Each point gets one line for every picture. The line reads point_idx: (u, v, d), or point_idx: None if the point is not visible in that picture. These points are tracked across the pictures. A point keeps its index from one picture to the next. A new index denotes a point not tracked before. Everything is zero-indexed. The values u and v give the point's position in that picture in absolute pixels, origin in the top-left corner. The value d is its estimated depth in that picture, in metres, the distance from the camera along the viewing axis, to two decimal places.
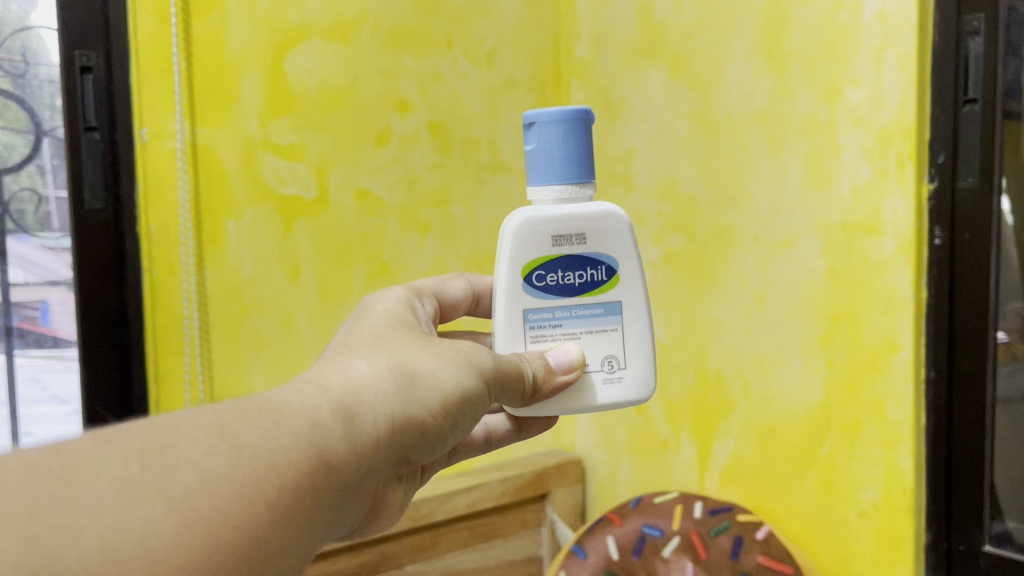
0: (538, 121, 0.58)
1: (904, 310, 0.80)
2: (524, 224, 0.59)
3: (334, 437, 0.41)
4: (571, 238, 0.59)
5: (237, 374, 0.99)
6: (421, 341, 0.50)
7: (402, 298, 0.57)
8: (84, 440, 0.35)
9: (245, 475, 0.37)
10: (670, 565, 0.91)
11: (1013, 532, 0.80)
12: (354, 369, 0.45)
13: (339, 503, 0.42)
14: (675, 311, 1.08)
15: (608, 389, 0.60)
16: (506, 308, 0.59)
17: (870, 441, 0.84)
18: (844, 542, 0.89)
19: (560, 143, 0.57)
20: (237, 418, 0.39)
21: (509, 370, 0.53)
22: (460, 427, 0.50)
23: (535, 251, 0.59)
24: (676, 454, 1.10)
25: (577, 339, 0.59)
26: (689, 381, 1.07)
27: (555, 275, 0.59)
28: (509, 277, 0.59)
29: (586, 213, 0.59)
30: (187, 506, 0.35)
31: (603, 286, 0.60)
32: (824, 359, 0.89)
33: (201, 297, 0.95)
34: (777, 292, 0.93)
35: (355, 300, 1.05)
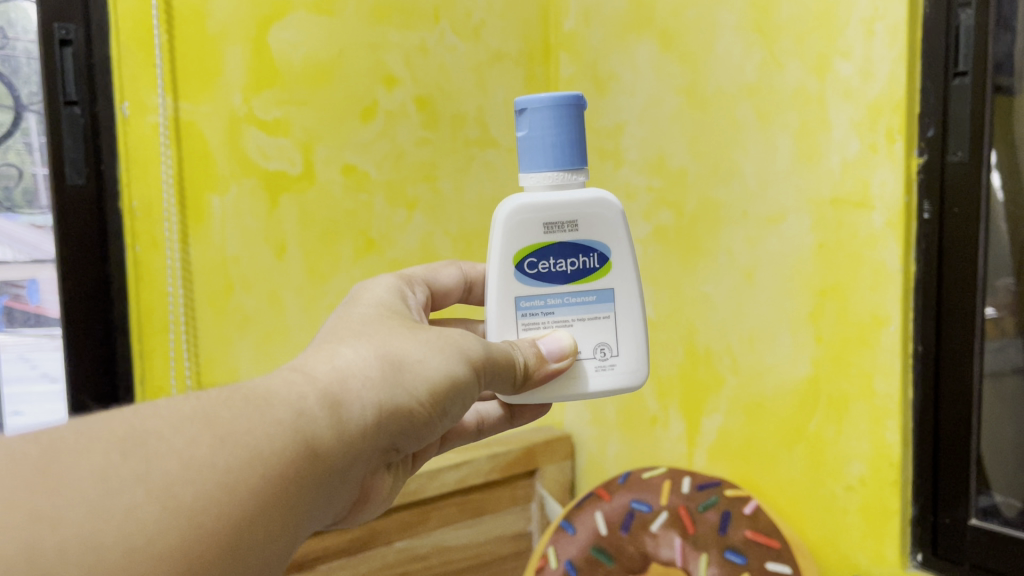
0: (529, 108, 0.57)
1: (892, 282, 0.80)
2: (516, 211, 0.58)
3: (320, 424, 0.41)
4: (563, 225, 0.58)
5: (223, 351, 0.98)
6: (410, 329, 0.49)
7: (393, 285, 0.57)
8: (64, 427, 0.35)
9: (228, 463, 0.36)
10: (659, 540, 0.91)
11: (1000, 506, 0.80)
12: (341, 357, 0.45)
13: (326, 492, 0.42)
14: (664, 288, 1.08)
15: (601, 376, 0.59)
16: (497, 295, 0.59)
17: (857, 416, 0.85)
18: (830, 515, 0.89)
19: (552, 130, 0.56)
20: (222, 406, 0.38)
21: (499, 356, 0.53)
22: (449, 415, 0.50)
23: (527, 238, 0.58)
24: (665, 430, 1.10)
25: (570, 326, 0.59)
26: (677, 357, 1.07)
27: (547, 262, 0.59)
28: (501, 265, 0.59)
29: (578, 200, 0.58)
30: (169, 495, 0.34)
31: (596, 273, 0.59)
32: (813, 335, 0.89)
33: (185, 271, 0.94)
34: (765, 268, 0.93)
35: (341, 277, 1.04)
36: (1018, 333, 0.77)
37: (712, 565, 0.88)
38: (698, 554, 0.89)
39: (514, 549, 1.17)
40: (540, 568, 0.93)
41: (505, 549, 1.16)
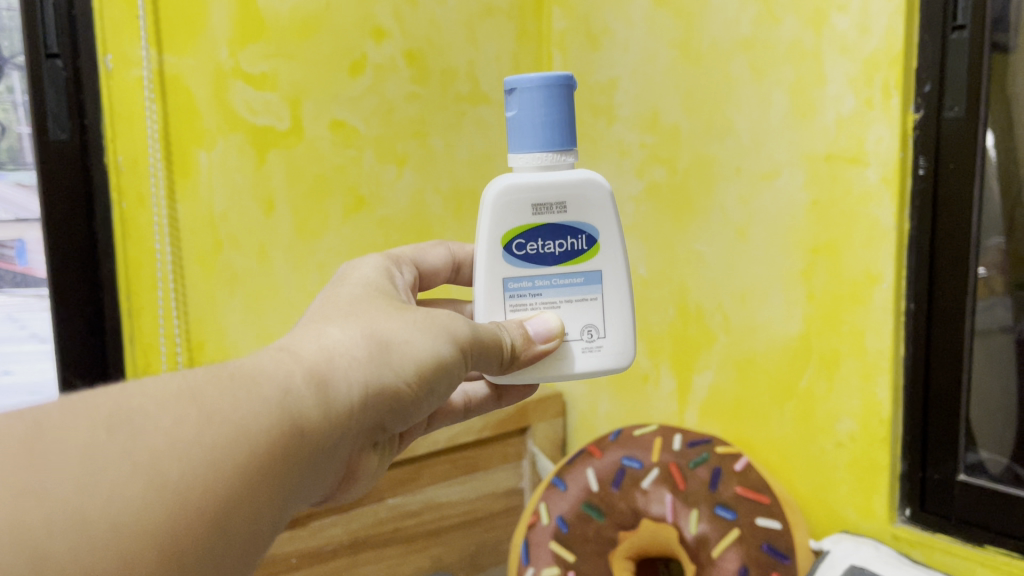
0: (518, 87, 0.56)
1: (886, 240, 0.80)
2: (504, 192, 0.57)
3: (307, 402, 0.40)
4: (551, 206, 0.58)
5: (212, 310, 0.95)
6: (397, 309, 0.49)
7: (380, 265, 0.56)
8: (48, 404, 0.33)
9: (214, 439, 0.35)
10: (649, 497, 0.93)
11: (987, 463, 0.80)
12: (328, 336, 0.44)
13: (313, 470, 0.41)
14: (656, 246, 1.08)
15: (587, 357, 0.59)
16: (485, 276, 0.58)
17: (848, 372, 0.85)
18: (820, 471, 0.90)
19: (541, 109, 0.55)
20: (208, 383, 0.37)
21: (486, 336, 0.52)
22: (435, 394, 0.49)
23: (516, 220, 0.58)
24: (656, 387, 1.11)
25: (557, 307, 0.58)
26: (669, 315, 1.07)
27: (535, 244, 0.58)
28: (488, 246, 0.58)
29: (566, 181, 0.57)
30: (155, 471, 0.33)
31: (584, 255, 0.58)
32: (805, 292, 0.88)
33: (173, 229, 0.92)
34: (758, 226, 0.93)
35: (331, 235, 1.02)
36: (1008, 291, 0.77)
37: (702, 520, 0.89)
38: (689, 510, 0.90)
39: (506, 505, 1.18)
40: (534, 525, 0.95)
41: (496, 505, 1.16)
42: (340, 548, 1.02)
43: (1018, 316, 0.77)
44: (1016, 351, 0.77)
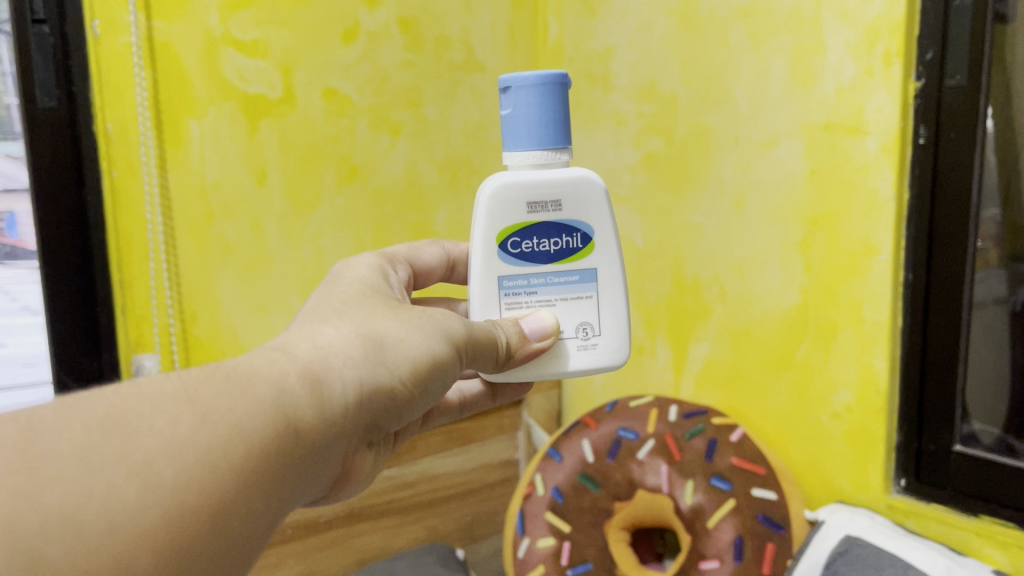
0: (513, 85, 0.54)
1: (886, 210, 0.79)
2: (498, 190, 0.55)
3: (302, 401, 0.40)
4: (547, 204, 0.56)
5: (204, 281, 0.94)
6: (391, 308, 0.48)
7: (375, 264, 0.55)
8: (44, 407, 0.33)
9: (209, 440, 0.35)
10: (645, 468, 0.93)
11: (980, 434, 0.80)
12: (323, 335, 0.44)
13: (307, 469, 0.40)
14: (653, 216, 1.07)
15: (582, 356, 0.57)
16: (478, 274, 0.56)
17: (845, 343, 0.85)
18: (815, 441, 0.90)
19: (536, 107, 0.53)
20: (204, 383, 0.37)
21: (480, 334, 0.51)
22: (429, 394, 0.48)
23: (510, 218, 0.56)
24: (652, 358, 1.11)
25: (552, 306, 0.56)
26: (665, 287, 1.06)
27: (530, 242, 0.56)
28: (482, 243, 0.56)
29: (562, 178, 0.55)
30: (149, 472, 0.33)
31: (579, 253, 0.57)
32: (803, 263, 0.88)
33: (164, 199, 0.91)
34: (756, 196, 0.92)
35: (325, 206, 1.00)
36: (1002, 264, 0.76)
37: (698, 491, 0.89)
38: (684, 480, 0.90)
39: (501, 477, 1.18)
40: (529, 495, 0.97)
41: (492, 476, 1.17)
42: (337, 518, 1.01)
43: (1014, 287, 0.76)
44: (1009, 321, 0.76)
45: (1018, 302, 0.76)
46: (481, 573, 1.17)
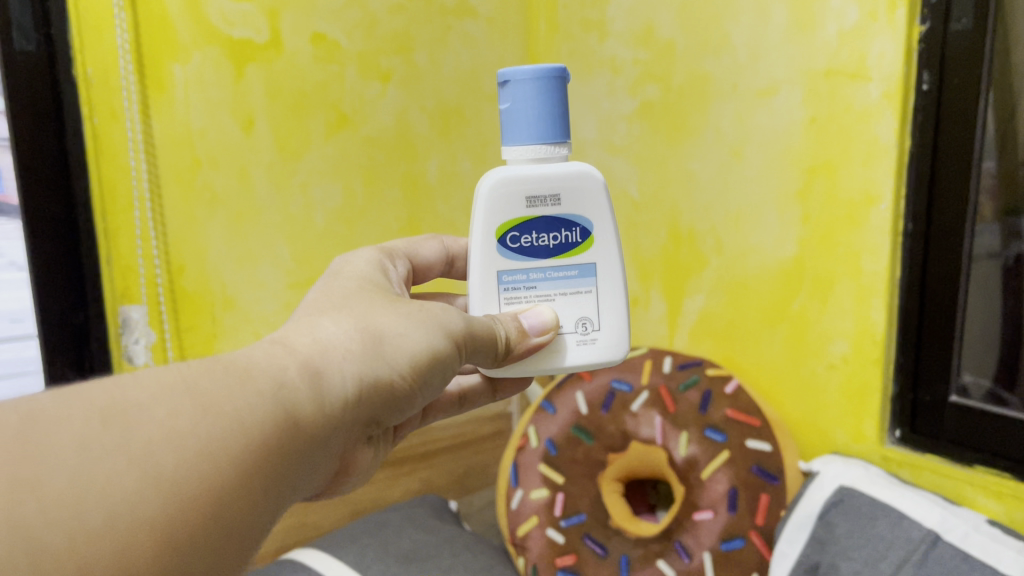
0: (512, 78, 0.50)
1: (886, 157, 0.77)
2: (496, 184, 0.51)
3: (302, 395, 0.37)
4: (546, 198, 0.52)
5: (192, 232, 0.88)
6: (389, 302, 0.45)
7: (373, 259, 0.52)
8: (42, 396, 0.30)
9: (210, 432, 0.32)
10: (639, 420, 0.93)
11: (970, 387, 0.79)
12: (322, 329, 0.41)
13: (307, 467, 0.37)
14: (648, 166, 1.05)
15: (581, 351, 0.53)
16: (475, 269, 0.52)
17: (842, 294, 0.84)
18: (810, 392, 0.90)
19: (535, 102, 0.50)
20: (202, 374, 0.34)
21: (480, 330, 0.48)
22: (430, 390, 0.45)
23: (508, 211, 0.52)
24: (646, 311, 1.10)
25: (552, 301, 0.53)
26: (660, 238, 1.05)
27: (529, 237, 0.52)
28: (479, 239, 0.52)
29: (562, 172, 0.52)
30: (151, 463, 0.30)
31: (578, 248, 0.53)
32: (800, 213, 0.87)
33: (149, 146, 0.84)
34: (754, 145, 0.90)
35: (312, 155, 0.96)
36: (996, 218, 0.75)
37: (692, 442, 0.89)
38: (678, 432, 0.90)
39: (494, 429, 1.18)
40: (523, 447, 0.97)
41: (485, 429, 1.17)
42: None
43: (1007, 241, 0.75)
44: (1002, 276, 0.76)
45: (1011, 256, 0.75)
46: (474, 524, 1.17)
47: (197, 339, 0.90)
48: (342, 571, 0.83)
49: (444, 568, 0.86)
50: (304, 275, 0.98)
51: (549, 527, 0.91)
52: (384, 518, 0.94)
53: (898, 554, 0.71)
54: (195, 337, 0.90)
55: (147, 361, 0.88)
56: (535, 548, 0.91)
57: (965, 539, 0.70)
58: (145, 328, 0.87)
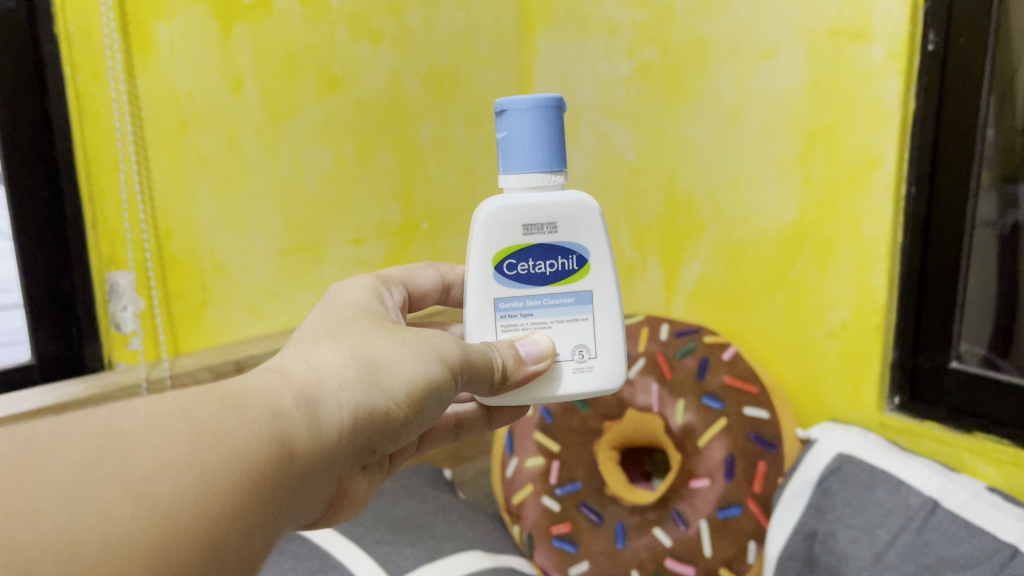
0: (510, 108, 0.49)
1: (890, 120, 0.76)
2: (491, 211, 0.50)
3: (297, 424, 0.36)
4: (541, 226, 0.51)
5: (179, 196, 0.86)
6: (385, 329, 0.44)
7: (369, 285, 0.51)
8: (38, 422, 0.29)
9: (205, 461, 0.31)
10: (635, 388, 0.92)
11: (964, 355, 0.78)
12: (317, 357, 0.40)
13: (299, 498, 0.37)
14: (646, 131, 1.03)
15: (577, 380, 0.52)
16: (471, 296, 0.51)
17: (843, 261, 0.83)
18: (808, 360, 0.89)
19: (533, 132, 0.49)
20: (198, 401, 0.34)
21: (477, 358, 0.47)
22: (425, 420, 0.44)
23: (504, 238, 0.51)
24: (643, 278, 1.08)
25: (548, 328, 0.51)
26: (658, 204, 1.03)
27: (526, 264, 0.51)
28: (475, 266, 0.51)
29: (558, 200, 0.51)
30: (146, 491, 0.29)
31: (575, 275, 0.52)
32: (800, 178, 0.85)
33: (134, 108, 0.81)
34: (754, 108, 0.88)
35: (303, 118, 0.94)
36: (994, 186, 0.74)
37: (689, 410, 0.88)
38: (675, 400, 0.89)
39: None
40: None
41: None
42: None
43: (1003, 211, 0.74)
44: (999, 246, 0.75)
45: (1006, 226, 0.74)
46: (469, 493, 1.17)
47: (186, 307, 0.88)
48: (337, 540, 0.82)
49: (439, 536, 0.85)
50: (295, 241, 0.96)
51: (544, 495, 0.91)
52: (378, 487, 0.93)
53: (896, 522, 0.71)
54: (185, 304, 0.88)
55: (135, 329, 0.85)
56: (529, 515, 0.92)
57: (964, 507, 0.69)
58: (133, 296, 0.84)
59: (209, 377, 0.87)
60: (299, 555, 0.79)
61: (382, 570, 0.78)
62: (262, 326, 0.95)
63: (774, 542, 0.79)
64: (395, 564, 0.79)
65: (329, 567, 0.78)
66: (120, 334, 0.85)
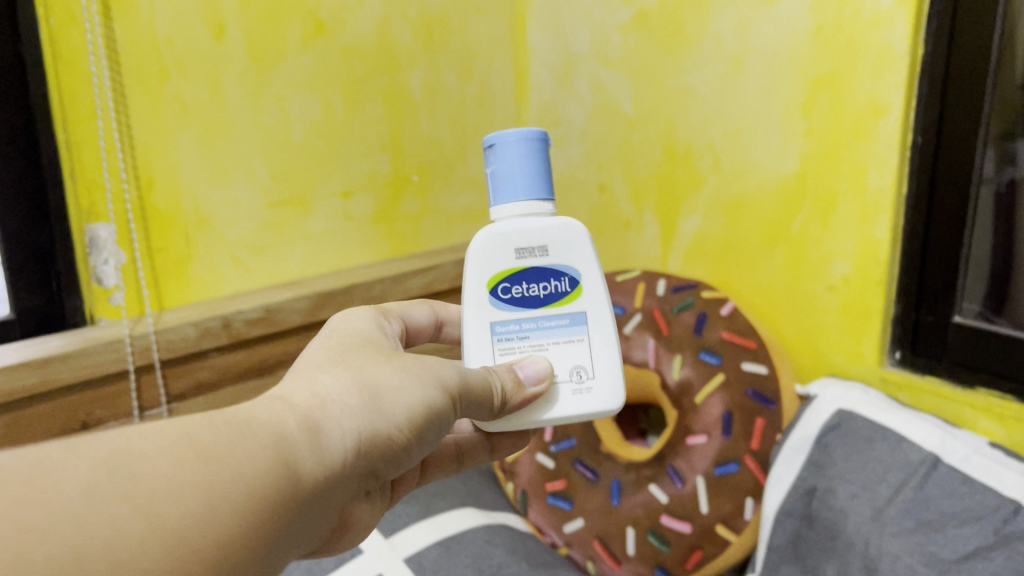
0: (498, 142, 0.50)
1: (897, 67, 0.73)
2: (484, 236, 0.51)
3: (301, 449, 0.36)
4: (533, 249, 0.51)
5: (161, 144, 0.83)
6: (384, 355, 0.43)
7: (370, 316, 0.49)
8: (47, 443, 0.30)
9: (212, 483, 0.32)
10: (632, 343, 0.90)
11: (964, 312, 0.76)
12: (319, 383, 0.40)
13: (301, 526, 0.36)
14: (643, 80, 1.00)
15: (577, 401, 0.51)
16: (467, 320, 0.51)
17: (845, 213, 0.81)
18: (808, 315, 0.87)
19: (523, 164, 0.50)
20: (203, 426, 0.33)
21: (476, 382, 0.46)
22: (425, 447, 0.43)
23: (498, 262, 0.51)
24: (639, 234, 1.06)
25: (545, 351, 0.51)
26: (655, 156, 1.01)
27: (520, 288, 0.51)
28: (471, 292, 0.51)
29: (548, 224, 0.51)
30: (153, 514, 0.29)
31: (568, 297, 0.52)
32: (803, 128, 0.83)
33: (112, 53, 0.78)
34: (756, 55, 0.86)
35: (289, 66, 0.91)
36: (994, 142, 0.71)
37: (686, 365, 0.86)
38: (672, 355, 0.87)
39: None
40: None
41: None
42: None
43: (1000, 167, 0.72)
44: (995, 203, 0.73)
45: (1003, 181, 0.72)
46: None
47: (169, 261, 0.86)
48: None
49: (432, 494, 0.84)
50: (281, 193, 0.93)
51: (539, 453, 0.93)
52: None
53: (896, 478, 0.70)
54: (167, 258, 0.86)
55: (117, 284, 0.83)
56: (525, 473, 0.93)
57: (965, 461, 0.68)
58: (114, 248, 0.82)
59: (194, 334, 0.84)
60: None
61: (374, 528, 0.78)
62: (250, 281, 0.93)
63: (772, 497, 0.78)
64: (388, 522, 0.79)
65: None
66: (101, 289, 0.83)
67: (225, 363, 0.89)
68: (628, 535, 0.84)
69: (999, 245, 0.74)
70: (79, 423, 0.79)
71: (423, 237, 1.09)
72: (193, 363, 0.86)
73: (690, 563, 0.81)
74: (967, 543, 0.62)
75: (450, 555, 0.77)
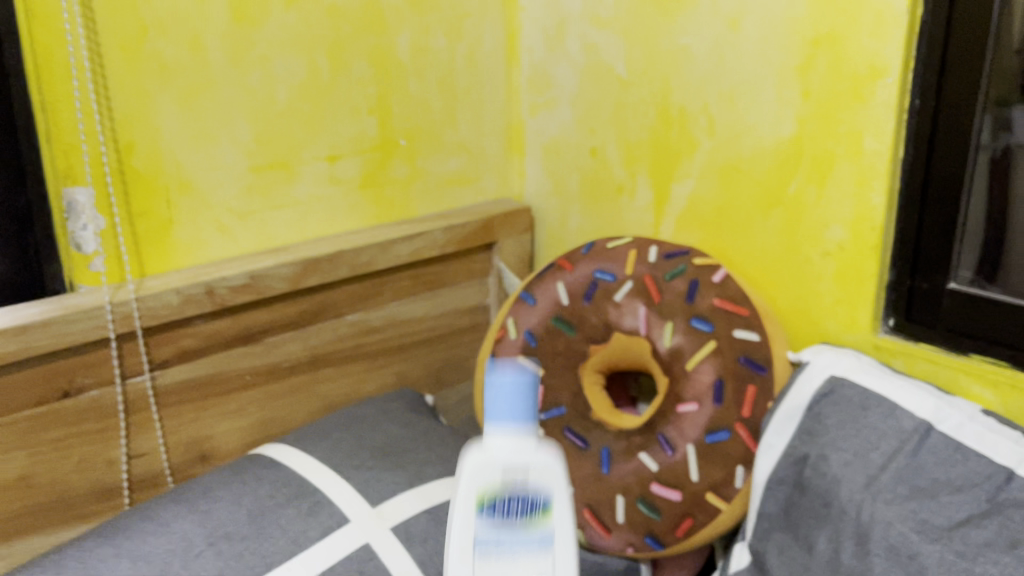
0: (492, 383, 0.50)
1: (897, 27, 0.71)
2: (469, 459, 0.51)
3: None
4: (512, 477, 0.51)
5: (140, 106, 0.81)
6: None
7: None
8: None
9: None
10: (622, 310, 0.88)
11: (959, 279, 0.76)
12: None
13: None
14: (637, 41, 0.97)
15: None
16: (452, 540, 0.52)
17: (842, 177, 0.79)
18: (803, 281, 0.86)
19: (513, 401, 0.50)
20: None
21: None
22: None
23: (480, 483, 0.51)
24: (631, 199, 1.03)
25: None
26: (648, 120, 0.98)
27: (499, 512, 0.51)
28: (457, 509, 0.52)
29: (529, 454, 0.51)
30: None
31: (538, 519, 0.51)
32: (800, 89, 0.81)
33: (87, 10, 0.75)
34: (753, 14, 0.83)
35: (274, 26, 0.88)
36: (991, 107, 0.71)
37: (677, 333, 0.84)
38: (663, 323, 0.85)
39: (472, 322, 1.14)
40: (501, 339, 0.94)
41: (462, 322, 1.12)
42: (300, 364, 0.96)
43: (996, 133, 0.71)
44: (991, 169, 0.72)
45: (997, 149, 0.72)
46: (452, 418, 1.14)
47: (151, 225, 0.84)
48: (312, 465, 0.79)
49: (421, 462, 0.82)
50: (265, 157, 0.91)
51: None
52: (358, 412, 0.91)
53: (890, 445, 0.69)
54: (150, 223, 0.84)
55: (97, 250, 0.81)
56: None
57: (959, 429, 0.68)
58: (92, 214, 0.80)
59: (176, 300, 0.83)
60: (275, 483, 0.77)
61: (361, 497, 0.76)
62: (234, 247, 0.91)
63: (764, 465, 0.78)
64: (375, 491, 0.77)
65: (306, 494, 0.76)
66: (82, 255, 0.81)
67: (210, 331, 0.87)
68: (618, 503, 0.84)
69: (996, 211, 0.73)
70: (61, 391, 0.78)
71: (411, 202, 1.06)
72: (177, 330, 0.85)
73: (680, 530, 0.82)
74: (961, 511, 0.63)
75: (439, 526, 0.77)
